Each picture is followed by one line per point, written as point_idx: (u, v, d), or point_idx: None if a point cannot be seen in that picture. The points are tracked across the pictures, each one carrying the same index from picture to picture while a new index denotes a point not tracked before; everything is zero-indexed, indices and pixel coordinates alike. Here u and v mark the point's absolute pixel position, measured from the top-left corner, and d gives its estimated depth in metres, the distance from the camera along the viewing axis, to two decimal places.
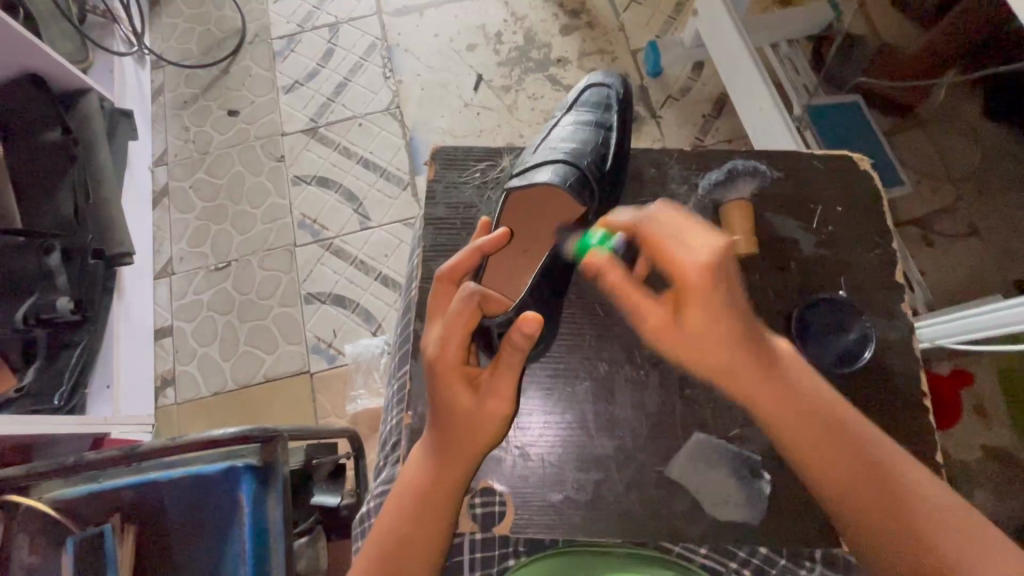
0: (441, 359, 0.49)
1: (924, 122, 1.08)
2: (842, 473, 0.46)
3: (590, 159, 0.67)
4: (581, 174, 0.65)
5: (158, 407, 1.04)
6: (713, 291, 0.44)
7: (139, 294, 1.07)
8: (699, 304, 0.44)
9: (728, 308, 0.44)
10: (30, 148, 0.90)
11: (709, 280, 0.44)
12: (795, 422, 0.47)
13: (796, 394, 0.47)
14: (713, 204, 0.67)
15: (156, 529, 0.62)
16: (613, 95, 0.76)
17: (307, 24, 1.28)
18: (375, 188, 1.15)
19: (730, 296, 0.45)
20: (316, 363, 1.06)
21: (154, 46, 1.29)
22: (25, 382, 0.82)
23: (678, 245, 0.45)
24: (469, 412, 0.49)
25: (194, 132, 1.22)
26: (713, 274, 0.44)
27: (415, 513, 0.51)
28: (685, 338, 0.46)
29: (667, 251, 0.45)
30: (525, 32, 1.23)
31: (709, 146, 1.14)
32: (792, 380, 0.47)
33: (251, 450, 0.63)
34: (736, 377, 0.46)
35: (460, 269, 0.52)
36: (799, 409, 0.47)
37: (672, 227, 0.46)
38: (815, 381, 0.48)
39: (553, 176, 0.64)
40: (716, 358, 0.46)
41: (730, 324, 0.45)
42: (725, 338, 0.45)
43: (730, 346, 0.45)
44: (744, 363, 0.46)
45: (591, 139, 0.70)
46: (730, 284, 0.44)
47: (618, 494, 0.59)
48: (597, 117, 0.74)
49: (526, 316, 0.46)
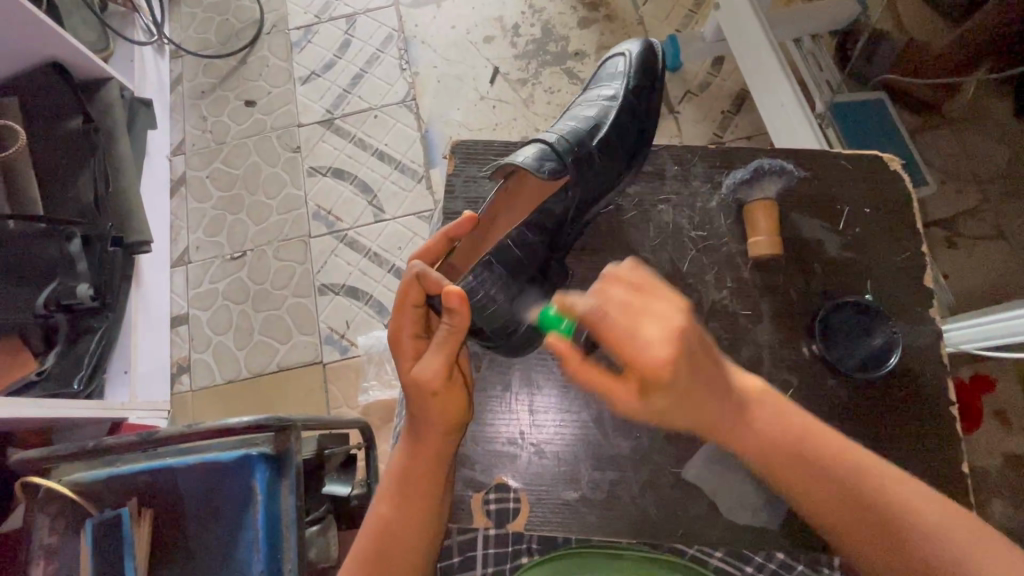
0: (395, 332, 0.53)
1: (951, 121, 1.05)
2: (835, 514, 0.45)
3: (577, 135, 0.66)
4: (557, 150, 0.63)
5: (174, 393, 1.06)
6: (676, 371, 0.43)
7: (156, 282, 1.08)
8: (660, 386, 0.44)
9: (691, 366, 0.44)
10: (53, 136, 0.91)
11: (666, 351, 0.43)
12: (784, 471, 0.47)
13: (773, 439, 0.47)
14: (737, 203, 0.66)
15: (170, 513, 0.63)
16: (627, 70, 0.73)
17: (324, 15, 1.28)
18: (390, 180, 1.15)
19: (690, 360, 0.44)
20: (328, 354, 1.06)
21: (174, 36, 1.30)
22: (46, 365, 0.83)
23: (634, 337, 0.43)
24: (422, 392, 0.50)
25: (212, 122, 1.23)
26: (674, 354, 0.43)
27: (393, 500, 0.52)
28: (660, 409, 0.46)
29: (621, 342, 0.43)
30: (543, 25, 1.22)
31: (728, 143, 1.12)
32: (762, 425, 0.47)
33: (264, 439, 0.63)
34: (710, 426, 0.47)
35: (426, 254, 0.57)
36: (775, 450, 0.47)
37: (628, 307, 0.44)
38: (794, 412, 0.48)
39: (526, 154, 0.63)
40: (688, 410, 0.46)
41: (691, 384, 0.45)
42: (700, 399, 0.46)
43: (702, 401, 0.46)
44: (718, 414, 0.47)
45: (590, 115, 0.69)
46: (689, 342, 0.44)
47: (634, 495, 0.60)
48: (607, 92, 0.72)
49: (449, 289, 0.48)
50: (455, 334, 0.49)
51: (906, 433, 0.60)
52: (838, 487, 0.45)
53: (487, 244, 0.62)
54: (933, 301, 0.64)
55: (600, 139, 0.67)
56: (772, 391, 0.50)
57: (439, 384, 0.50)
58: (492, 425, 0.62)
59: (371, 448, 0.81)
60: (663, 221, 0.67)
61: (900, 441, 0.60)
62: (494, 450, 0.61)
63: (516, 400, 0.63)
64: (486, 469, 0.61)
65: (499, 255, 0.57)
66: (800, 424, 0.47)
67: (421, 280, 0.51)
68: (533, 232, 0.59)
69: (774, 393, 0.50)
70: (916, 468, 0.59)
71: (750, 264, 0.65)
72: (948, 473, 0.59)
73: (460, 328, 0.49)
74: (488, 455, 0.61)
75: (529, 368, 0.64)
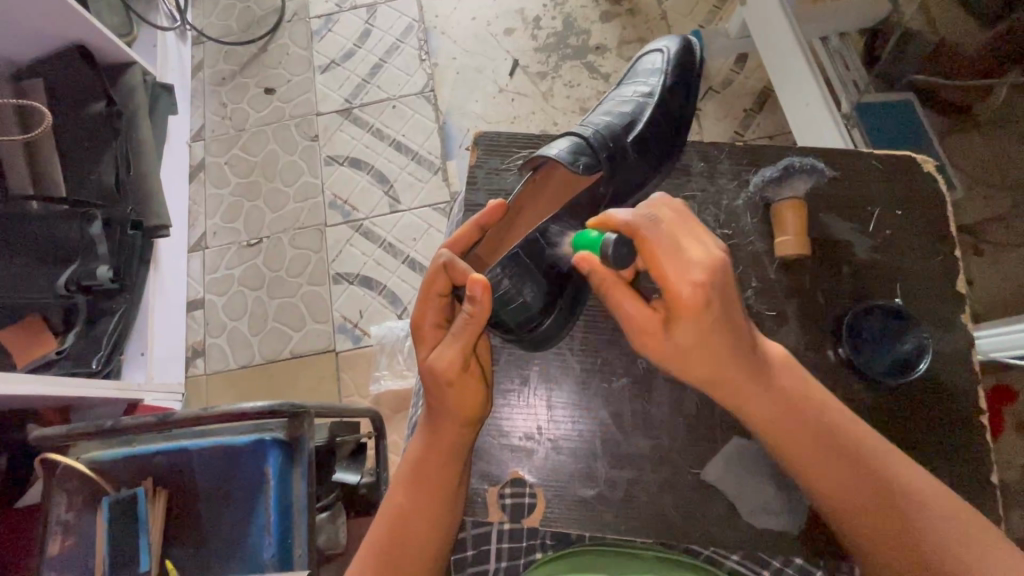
0: (418, 320, 0.54)
1: (982, 125, 1.03)
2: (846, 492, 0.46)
3: (609, 130, 0.65)
4: (591, 145, 0.63)
5: (189, 376, 1.07)
6: (709, 307, 0.44)
7: (174, 266, 1.09)
8: (690, 317, 0.44)
9: (722, 321, 0.45)
10: (76, 119, 0.92)
11: (702, 293, 0.44)
12: (790, 429, 0.48)
13: (787, 401, 0.48)
14: (764, 202, 0.65)
15: (185, 495, 0.63)
16: (663, 66, 0.73)
17: (344, 3, 1.28)
18: (406, 170, 1.15)
19: (722, 300, 0.45)
20: (341, 343, 1.07)
21: (196, 22, 1.30)
22: (66, 345, 0.85)
23: (674, 256, 0.45)
24: (440, 378, 0.51)
25: (231, 109, 1.24)
26: (708, 288, 0.44)
27: (408, 488, 0.52)
28: (675, 351, 0.46)
29: (662, 264, 0.45)
30: (564, 18, 1.20)
31: (749, 142, 1.10)
32: (783, 389, 0.48)
33: (278, 424, 0.64)
34: (722, 386, 0.48)
35: (457, 243, 0.57)
36: (789, 418, 0.48)
37: (670, 236, 0.46)
38: (806, 381, 0.49)
39: (561, 146, 0.62)
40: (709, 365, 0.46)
41: (720, 332, 0.45)
42: (724, 344, 0.46)
43: (724, 351, 0.46)
44: (734, 368, 0.47)
45: (623, 111, 0.69)
46: (726, 290, 0.45)
47: (651, 495, 0.59)
48: (641, 88, 0.72)
49: (473, 278, 0.49)
50: (474, 325, 0.50)
51: (928, 442, 0.59)
52: (843, 442, 0.47)
53: (512, 234, 0.63)
54: (964, 307, 0.62)
55: (636, 134, 0.66)
56: (793, 361, 0.51)
57: (456, 372, 0.50)
58: (509, 420, 0.62)
59: (381, 437, 0.82)
60: (688, 218, 0.66)
61: (924, 450, 0.59)
62: (508, 445, 0.61)
63: (534, 395, 0.63)
64: (500, 463, 0.61)
65: (526, 246, 0.56)
66: (795, 373, 0.49)
67: (448, 269, 0.53)
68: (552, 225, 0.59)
69: (789, 359, 0.50)
70: (938, 477, 0.59)
71: (776, 264, 0.64)
72: (970, 483, 0.59)
73: (480, 318, 0.50)
74: (504, 450, 0.61)
75: (547, 363, 0.64)
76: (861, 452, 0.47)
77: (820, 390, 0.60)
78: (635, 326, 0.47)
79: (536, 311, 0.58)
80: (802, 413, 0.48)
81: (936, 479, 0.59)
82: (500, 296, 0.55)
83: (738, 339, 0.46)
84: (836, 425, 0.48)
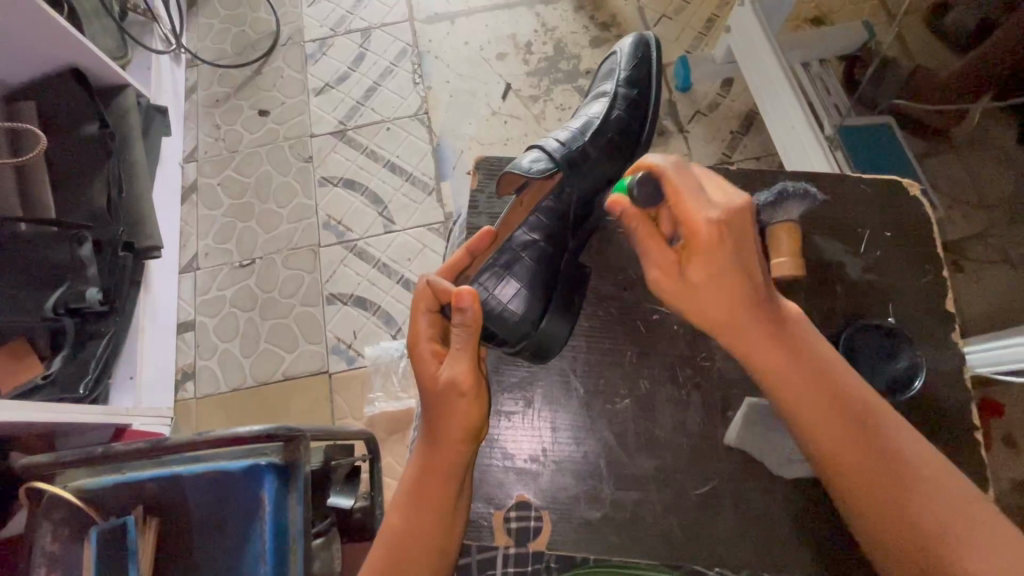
0: (411, 335, 0.55)
1: (956, 147, 1.07)
2: (847, 447, 0.48)
3: (570, 134, 0.71)
4: (549, 152, 0.67)
5: (178, 401, 1.05)
6: (720, 245, 0.49)
7: (165, 287, 1.08)
8: (706, 255, 0.49)
9: (739, 260, 0.49)
10: (69, 142, 0.92)
11: (715, 230, 0.49)
12: (802, 390, 0.50)
13: (804, 351, 0.50)
14: (758, 226, 0.67)
15: (176, 524, 0.61)
16: (621, 64, 0.78)
17: (339, 28, 1.30)
18: (400, 192, 1.16)
19: (739, 247, 0.49)
20: (335, 364, 1.06)
21: (190, 45, 1.32)
22: (52, 369, 0.83)
23: (696, 198, 0.50)
24: (439, 391, 0.52)
25: (225, 130, 1.24)
26: (721, 230, 0.49)
27: (405, 510, 0.51)
28: (696, 290, 0.50)
29: (686, 201, 0.50)
30: (555, 43, 1.23)
31: (737, 163, 1.13)
32: (805, 344, 0.51)
33: (273, 449, 0.63)
34: (740, 334, 0.50)
35: (445, 269, 0.60)
36: (803, 371, 0.50)
37: (694, 181, 0.51)
38: (814, 339, 0.52)
39: (524, 159, 0.67)
40: (721, 310, 0.50)
41: (732, 273, 0.49)
42: (731, 299, 0.49)
43: (730, 299, 0.50)
44: (750, 321, 0.50)
45: (586, 115, 0.74)
46: (740, 236, 0.49)
47: (656, 516, 0.59)
48: (603, 89, 0.77)
49: (460, 291, 0.52)
50: (471, 331, 0.53)
51: None
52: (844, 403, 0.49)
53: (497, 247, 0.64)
54: (954, 325, 0.64)
55: (592, 134, 0.71)
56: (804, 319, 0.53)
57: (468, 382, 0.52)
58: (513, 442, 0.62)
59: (376, 461, 0.80)
60: None
61: None
62: (513, 468, 0.61)
63: (538, 416, 0.63)
64: (505, 485, 0.61)
65: (505, 258, 0.63)
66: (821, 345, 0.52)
67: (432, 287, 0.56)
68: (535, 234, 0.64)
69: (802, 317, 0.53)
70: None
71: (772, 285, 0.65)
72: None
73: (474, 324, 0.53)
74: (508, 473, 0.61)
75: (550, 385, 0.64)
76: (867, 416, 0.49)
77: None
78: (657, 263, 0.52)
79: (530, 318, 0.61)
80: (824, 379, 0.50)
81: None
82: (490, 309, 0.60)
83: (752, 293, 0.50)
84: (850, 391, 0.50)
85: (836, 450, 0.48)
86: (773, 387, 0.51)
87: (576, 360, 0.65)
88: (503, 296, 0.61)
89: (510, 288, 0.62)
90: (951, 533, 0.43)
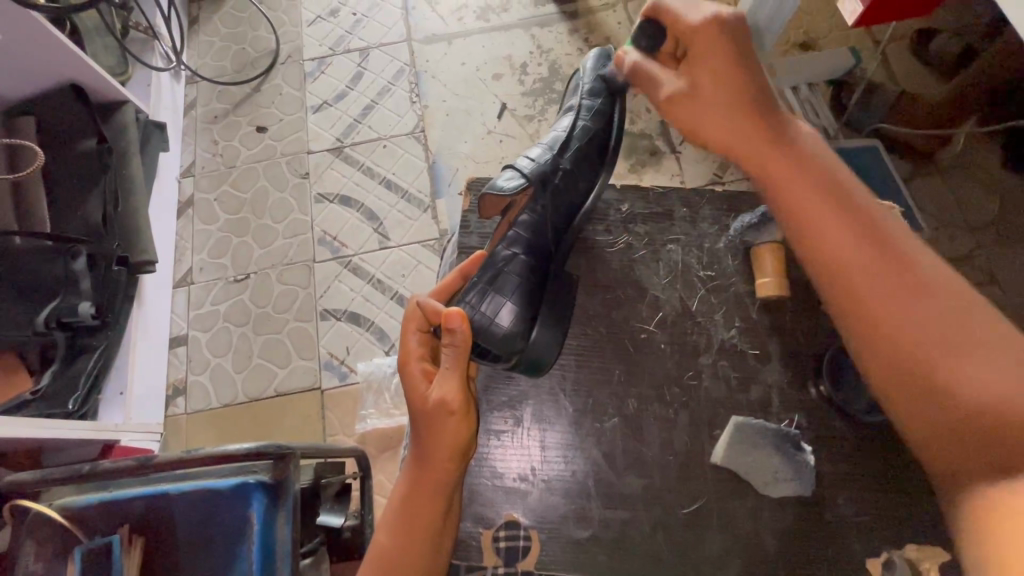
0: (400, 355, 0.56)
1: (939, 168, 1.09)
2: (846, 225, 0.52)
3: (541, 150, 0.72)
4: (522, 171, 0.69)
5: (168, 416, 1.04)
6: (709, 48, 0.57)
7: (158, 303, 1.08)
8: (706, 58, 0.57)
9: (734, 67, 0.56)
10: (66, 157, 0.92)
11: (707, 41, 0.57)
12: (801, 162, 0.55)
13: (812, 157, 0.55)
14: (745, 247, 0.71)
15: (163, 543, 0.61)
16: (584, 77, 0.79)
17: (338, 47, 1.32)
18: (396, 208, 1.17)
19: (737, 53, 0.57)
20: (327, 380, 1.06)
21: (190, 62, 1.33)
22: (41, 384, 0.82)
23: (690, 10, 0.58)
24: (427, 410, 0.52)
25: (223, 146, 1.25)
26: (716, 28, 0.57)
27: (392, 531, 0.51)
28: (699, 105, 0.58)
29: (682, 25, 0.58)
30: (550, 64, 1.26)
31: (729, 183, 1.15)
32: (803, 149, 0.56)
33: (263, 466, 0.62)
34: (750, 140, 0.56)
35: (439, 290, 0.64)
36: (812, 176, 0.54)
37: (690, 2, 0.59)
38: (821, 148, 0.57)
39: (497, 181, 0.68)
40: (727, 134, 0.57)
41: (739, 100, 0.56)
42: (734, 102, 0.56)
43: (729, 93, 0.56)
44: (757, 103, 0.56)
45: (556, 130, 0.76)
46: (740, 53, 0.57)
47: (646, 537, 0.59)
48: (570, 103, 0.78)
49: (450, 312, 0.53)
50: (462, 352, 0.53)
51: (913, 480, 0.61)
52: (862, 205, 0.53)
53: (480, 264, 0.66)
54: None
55: (562, 149, 0.72)
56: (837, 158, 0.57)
57: (457, 401, 0.52)
58: (503, 461, 0.63)
59: (367, 478, 0.79)
60: (673, 260, 0.71)
61: (906, 485, 0.61)
62: (502, 488, 0.61)
63: (527, 434, 0.64)
64: (496, 505, 0.61)
65: (492, 274, 0.64)
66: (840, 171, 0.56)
67: (422, 308, 0.57)
68: (518, 249, 0.65)
69: (817, 139, 0.58)
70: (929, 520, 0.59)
71: (758, 305, 0.68)
72: None
73: (464, 345, 0.53)
74: (498, 492, 0.61)
75: (541, 403, 0.65)
76: (878, 215, 0.53)
77: (803, 426, 0.63)
78: (663, 93, 0.60)
79: (519, 332, 0.62)
80: (844, 197, 0.54)
81: (919, 515, 0.60)
82: (478, 325, 0.61)
83: (752, 113, 0.56)
84: (864, 198, 0.54)
85: (843, 236, 0.52)
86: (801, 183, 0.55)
87: (565, 378, 0.66)
88: (491, 311, 0.62)
89: (497, 301, 0.62)
90: (975, 348, 0.46)
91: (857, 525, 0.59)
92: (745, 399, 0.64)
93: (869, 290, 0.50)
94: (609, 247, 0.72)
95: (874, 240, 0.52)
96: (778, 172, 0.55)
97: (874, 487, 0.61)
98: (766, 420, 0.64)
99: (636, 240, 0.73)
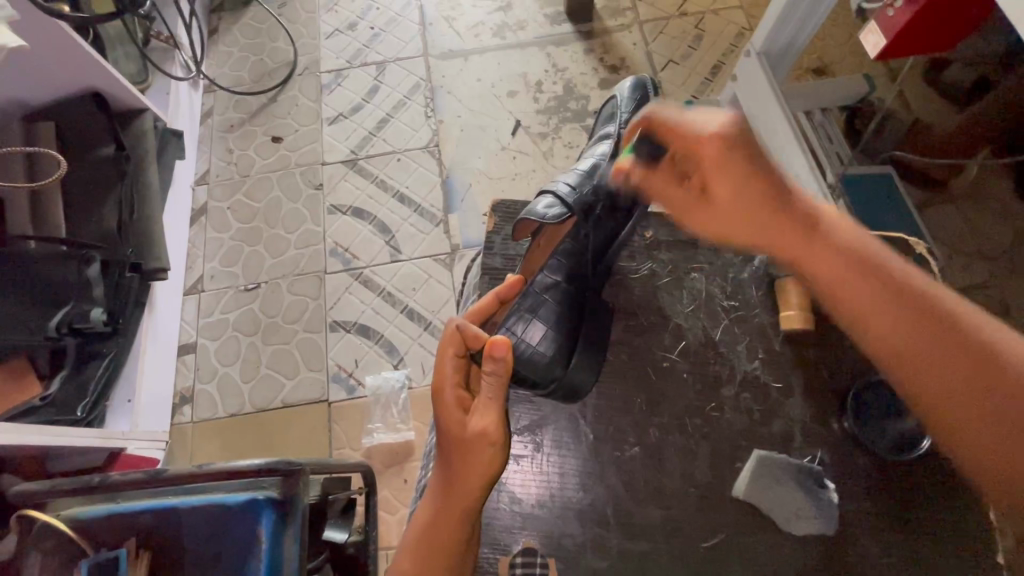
0: (436, 379, 0.55)
1: (953, 199, 1.10)
2: (891, 326, 0.49)
3: (581, 177, 0.72)
4: (563, 198, 0.69)
5: (174, 425, 1.04)
6: (728, 156, 0.55)
7: (169, 310, 1.08)
8: (718, 176, 0.56)
9: (751, 172, 0.55)
10: (83, 164, 0.93)
11: (718, 150, 0.55)
12: (848, 292, 0.52)
13: (841, 247, 0.54)
14: (769, 278, 0.71)
15: (169, 558, 0.60)
16: (622, 107, 0.80)
17: (355, 60, 1.34)
18: (408, 222, 1.17)
19: (747, 158, 0.55)
20: (335, 393, 1.05)
21: (209, 71, 1.35)
22: (51, 390, 0.82)
23: (690, 124, 0.57)
24: (466, 438, 0.52)
25: (238, 155, 1.26)
26: (722, 138, 0.55)
27: (416, 556, 0.51)
28: (718, 208, 0.57)
29: (680, 130, 0.58)
30: (565, 83, 1.27)
31: None
32: (835, 253, 0.53)
33: (272, 482, 0.62)
34: (781, 236, 0.55)
35: (475, 312, 0.63)
36: (844, 264, 0.53)
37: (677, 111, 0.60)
38: (852, 233, 0.55)
39: (538, 206, 0.69)
40: (743, 198, 0.56)
41: (758, 193, 0.55)
42: (760, 195, 0.55)
43: (741, 191, 0.55)
44: (789, 237, 0.55)
45: (595, 157, 0.76)
46: (749, 164, 0.55)
47: (662, 568, 0.58)
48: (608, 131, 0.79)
49: (496, 339, 0.53)
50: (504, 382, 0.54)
51: (933, 519, 0.60)
52: (908, 295, 0.50)
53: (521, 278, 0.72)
54: None
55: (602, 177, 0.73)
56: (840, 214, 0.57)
57: (497, 431, 0.52)
58: (522, 486, 0.62)
59: (372, 495, 0.78)
60: (696, 288, 0.72)
61: (926, 523, 0.60)
62: (521, 513, 0.61)
63: (547, 460, 0.63)
64: (514, 530, 0.60)
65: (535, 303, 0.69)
66: (874, 246, 0.54)
67: (462, 332, 0.57)
68: (556, 275, 0.70)
69: (841, 216, 0.56)
70: (950, 561, 0.58)
71: (779, 336, 0.68)
72: (976, 563, 0.58)
73: (507, 374, 0.53)
74: (516, 518, 0.60)
75: (561, 429, 0.65)
76: (939, 306, 0.49)
77: (823, 461, 0.62)
78: (674, 198, 0.61)
79: (557, 360, 0.66)
80: (898, 294, 0.50)
81: (938, 556, 0.59)
82: (520, 352, 0.67)
83: (774, 211, 0.55)
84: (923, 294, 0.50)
85: (911, 343, 0.48)
86: (847, 301, 0.52)
87: (586, 405, 0.65)
88: (531, 339, 0.68)
89: (536, 329, 0.68)
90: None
91: (877, 563, 0.58)
92: (764, 431, 0.64)
93: (920, 362, 0.48)
94: (631, 273, 0.73)
95: (908, 302, 0.49)
96: (806, 258, 0.54)
97: (895, 525, 0.60)
98: (784, 451, 0.63)
99: (657, 267, 0.73)
